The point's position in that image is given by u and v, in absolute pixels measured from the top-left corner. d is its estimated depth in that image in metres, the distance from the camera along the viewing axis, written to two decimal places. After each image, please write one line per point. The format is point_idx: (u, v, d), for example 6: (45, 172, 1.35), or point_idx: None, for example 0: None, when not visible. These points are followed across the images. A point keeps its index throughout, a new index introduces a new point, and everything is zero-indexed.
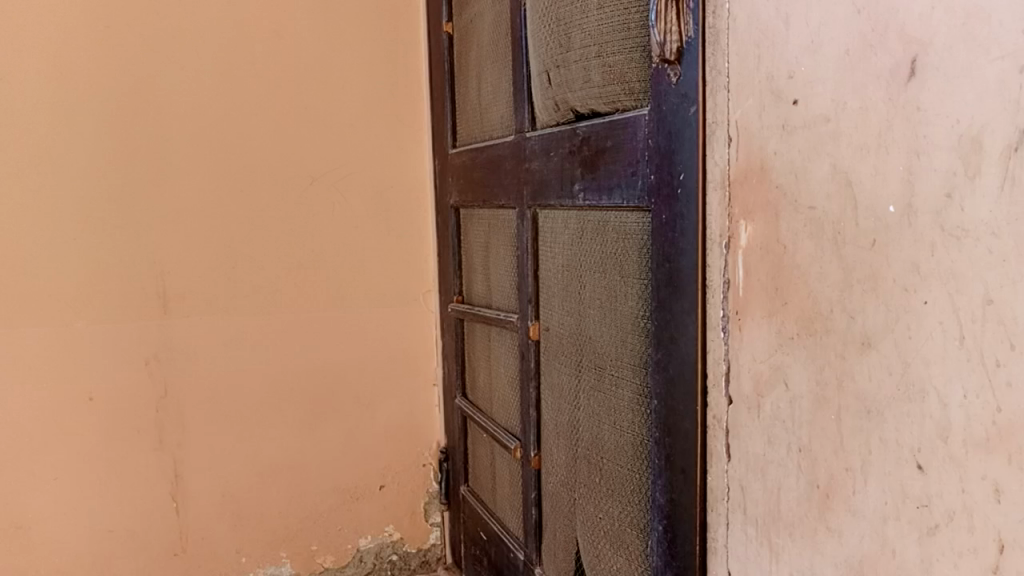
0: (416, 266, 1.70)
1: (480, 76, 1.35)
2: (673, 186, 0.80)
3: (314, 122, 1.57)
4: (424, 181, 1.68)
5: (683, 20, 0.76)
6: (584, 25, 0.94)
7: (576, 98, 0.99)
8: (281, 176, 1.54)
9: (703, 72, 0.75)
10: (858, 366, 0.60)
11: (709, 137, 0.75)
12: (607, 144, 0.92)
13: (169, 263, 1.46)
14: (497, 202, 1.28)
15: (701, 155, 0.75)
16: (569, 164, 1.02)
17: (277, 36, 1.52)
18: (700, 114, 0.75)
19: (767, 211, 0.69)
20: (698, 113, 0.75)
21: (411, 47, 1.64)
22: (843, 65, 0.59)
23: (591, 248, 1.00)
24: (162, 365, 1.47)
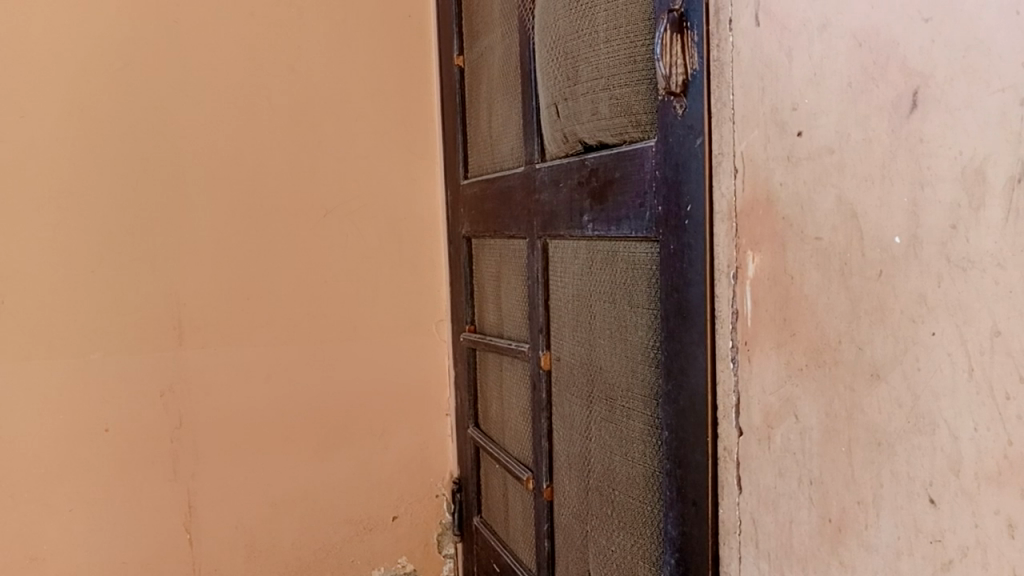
0: (429, 297, 1.70)
1: (492, 108, 1.36)
2: (681, 217, 0.81)
3: (327, 154, 1.59)
4: (436, 212, 1.69)
5: (689, 53, 0.77)
6: (590, 57, 0.95)
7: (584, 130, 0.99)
8: (295, 207, 1.56)
9: (709, 105, 0.75)
10: (867, 397, 0.60)
11: (716, 168, 0.75)
12: (615, 175, 0.93)
13: (185, 294, 1.48)
14: (508, 232, 1.29)
15: (707, 186, 0.76)
16: (578, 196, 1.03)
17: (292, 71, 1.55)
18: (706, 145, 0.76)
19: (774, 242, 0.69)
20: (703, 145, 0.76)
21: (423, 80, 1.66)
22: (844, 98, 0.59)
23: (601, 278, 1.00)
24: (177, 396, 1.48)
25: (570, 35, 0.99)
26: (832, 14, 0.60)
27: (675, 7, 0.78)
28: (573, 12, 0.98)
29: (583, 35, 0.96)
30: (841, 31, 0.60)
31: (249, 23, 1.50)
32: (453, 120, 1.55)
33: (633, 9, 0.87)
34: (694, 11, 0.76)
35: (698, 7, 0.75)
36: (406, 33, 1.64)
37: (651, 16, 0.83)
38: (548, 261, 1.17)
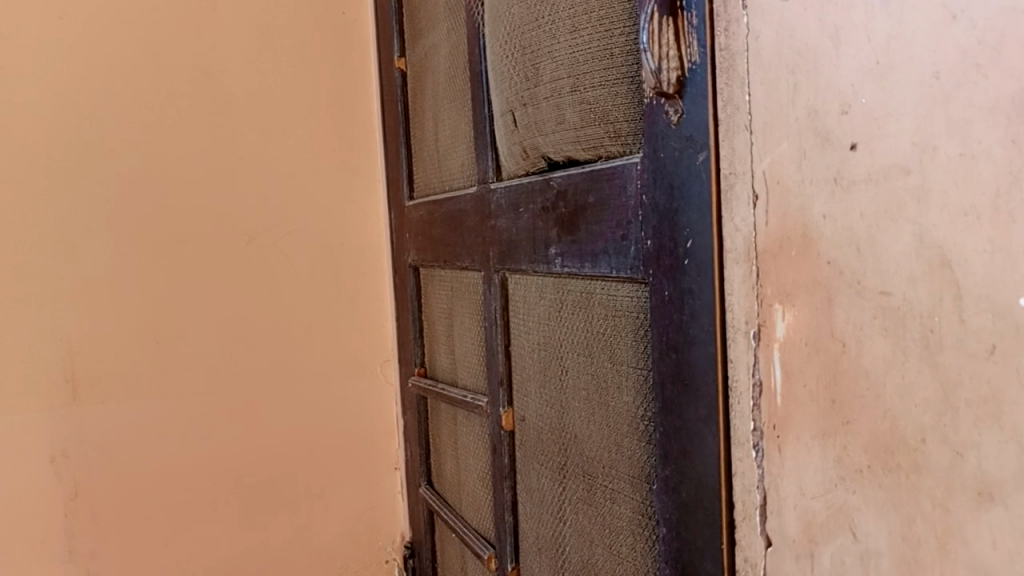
0: (372, 334, 1.49)
1: (437, 119, 1.15)
2: (677, 256, 0.62)
3: (249, 173, 1.37)
4: (379, 237, 1.48)
5: (688, 40, 0.58)
6: (551, 53, 0.76)
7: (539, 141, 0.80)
8: (212, 235, 1.34)
9: (716, 109, 0.57)
10: (970, 526, 0.42)
11: (728, 194, 0.57)
12: (589, 199, 0.74)
13: (79, 340, 1.25)
14: (461, 263, 1.09)
15: (715, 217, 0.57)
16: (543, 224, 0.84)
17: (205, 76, 1.32)
18: (711, 163, 0.57)
19: (814, 296, 0.50)
20: (708, 163, 0.57)
21: (360, 86, 1.45)
22: (931, 97, 0.41)
23: (573, 325, 0.81)
24: (72, 462, 1.25)
25: (525, 25, 0.79)
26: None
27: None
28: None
29: (540, 24, 0.77)
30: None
31: (152, 21, 1.28)
32: (394, 133, 1.34)
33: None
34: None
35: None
36: (340, 34, 1.43)
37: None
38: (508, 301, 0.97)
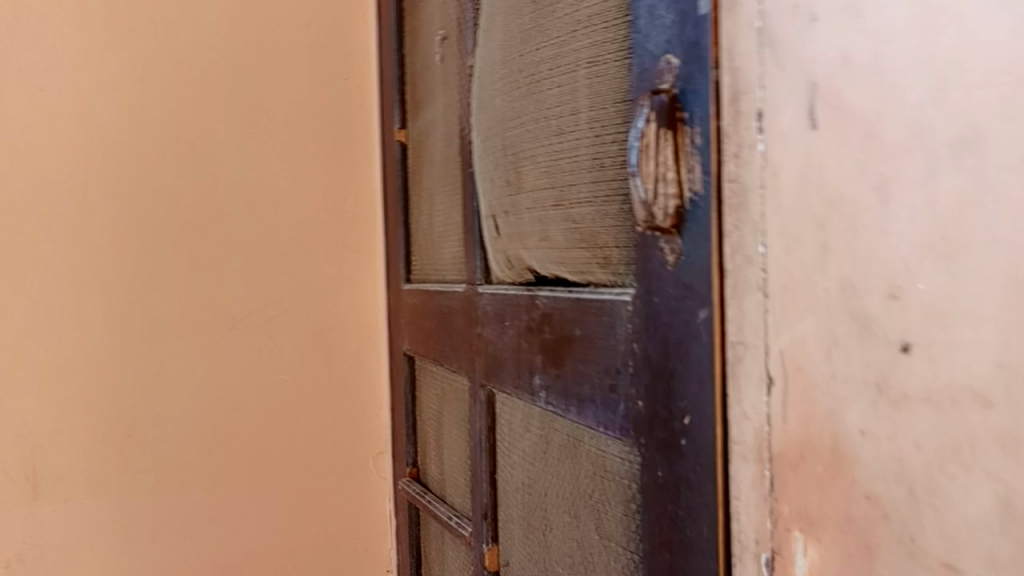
0: (365, 424, 1.33)
1: (434, 202, 1.01)
2: (672, 431, 0.48)
3: (236, 249, 1.24)
4: (377, 317, 1.33)
5: (688, 164, 0.46)
6: (537, 155, 0.64)
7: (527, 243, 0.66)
8: (193, 316, 1.21)
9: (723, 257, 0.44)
10: None
11: (732, 367, 0.43)
12: (575, 331, 0.60)
13: (41, 432, 1.13)
14: (449, 368, 0.94)
15: (716, 396, 0.44)
16: (527, 345, 0.69)
17: (192, 145, 1.21)
18: (714, 326, 0.44)
19: (851, 539, 0.36)
20: (712, 324, 0.44)
21: (362, 156, 1.32)
22: (1018, 298, 0.29)
23: (558, 476, 0.66)
24: (26, 566, 1.12)
25: (511, 120, 0.68)
26: (982, 115, 0.30)
27: (664, 86, 0.48)
28: (516, 88, 0.67)
29: (527, 122, 0.66)
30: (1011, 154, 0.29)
31: (138, 87, 1.17)
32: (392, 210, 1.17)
33: (600, 87, 0.56)
34: (696, 93, 0.45)
35: (703, 91, 0.45)
36: (342, 99, 1.30)
37: (627, 98, 0.53)
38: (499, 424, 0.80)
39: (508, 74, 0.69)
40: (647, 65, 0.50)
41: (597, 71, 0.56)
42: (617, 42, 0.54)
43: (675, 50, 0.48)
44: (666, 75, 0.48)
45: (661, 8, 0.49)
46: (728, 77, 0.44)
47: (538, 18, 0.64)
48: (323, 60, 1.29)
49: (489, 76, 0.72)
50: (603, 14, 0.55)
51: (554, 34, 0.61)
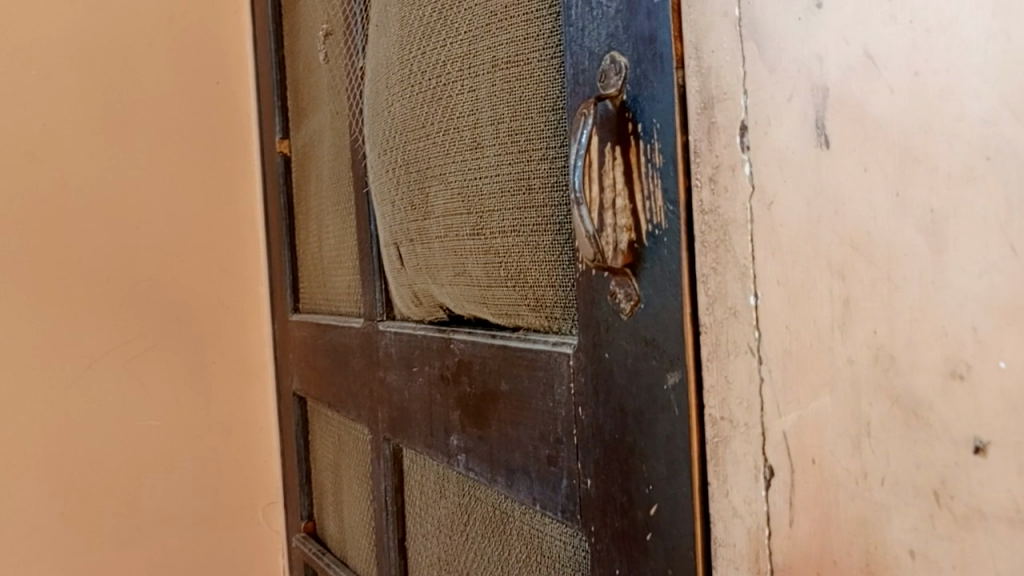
0: (255, 472, 1.13)
1: (325, 224, 0.87)
2: (632, 521, 0.39)
3: (88, 273, 1.02)
4: (264, 347, 1.13)
5: (646, 188, 0.36)
6: (447, 173, 0.54)
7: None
8: (34, 357, 0.99)
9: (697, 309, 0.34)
10: None
11: (714, 448, 0.34)
12: (501, 386, 0.49)
13: None
14: (347, 415, 0.82)
15: (694, 484, 0.35)
16: (441, 398, 0.58)
17: (29, 148, 0.99)
18: (686, 395, 0.35)
19: None
20: (685, 393, 0.35)
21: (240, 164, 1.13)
22: None
23: (483, 555, 0.56)
24: None
25: (414, 131, 0.57)
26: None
27: (609, 91, 0.38)
28: (419, 93, 0.56)
29: (434, 133, 0.55)
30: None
31: None
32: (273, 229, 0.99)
33: (524, 92, 0.46)
34: (653, 100, 0.36)
35: (663, 97, 0.35)
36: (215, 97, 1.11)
37: (561, 106, 0.43)
38: (411, 485, 0.68)
39: (407, 76, 0.57)
40: (585, 65, 0.40)
41: (517, 73, 0.46)
42: (544, 37, 0.43)
43: (622, 47, 0.37)
44: (611, 75, 0.38)
45: None
46: (695, 82, 0.34)
47: (442, 9, 0.53)
48: (190, 46, 1.09)
49: (384, 78, 0.61)
50: (524, 3, 0.45)
51: (463, 28, 0.51)
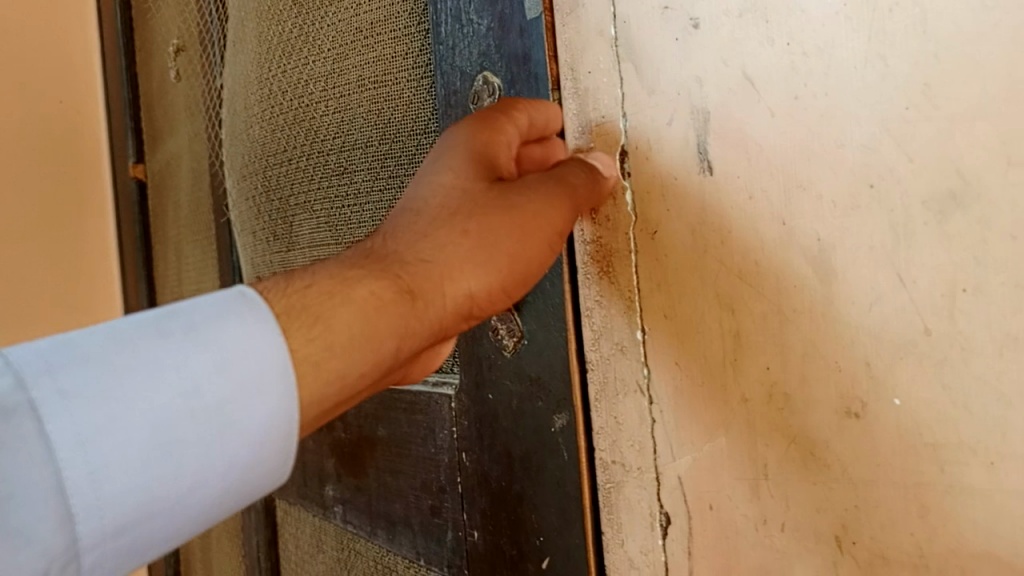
0: None
1: (168, 263, 0.78)
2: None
3: None
4: None
5: None
6: (312, 201, 0.50)
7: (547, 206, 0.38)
8: None
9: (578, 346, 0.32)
10: None
11: (606, 494, 0.32)
12: (379, 431, 0.46)
13: None
14: None
15: (589, 535, 0.32)
16: (314, 445, 0.53)
17: None
18: (574, 437, 0.32)
19: None
20: (574, 438, 0.32)
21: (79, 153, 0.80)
22: None
23: None
24: None
25: (276, 156, 0.53)
26: (978, 164, 0.20)
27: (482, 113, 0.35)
28: (280, 114, 0.52)
29: (297, 158, 0.51)
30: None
31: None
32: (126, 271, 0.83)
33: (392, 113, 0.43)
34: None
35: None
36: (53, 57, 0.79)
37: (432, 130, 0.40)
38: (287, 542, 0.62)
39: (266, 96, 0.53)
40: (457, 85, 0.37)
41: (386, 94, 0.43)
42: (412, 56, 0.41)
43: (495, 66, 0.34)
44: (482, 95, 0.35)
45: (471, 9, 0.35)
46: (570, 105, 0.32)
47: (303, 24, 0.49)
48: None
49: (241, 98, 0.56)
50: (391, 18, 0.42)
51: (326, 45, 0.47)
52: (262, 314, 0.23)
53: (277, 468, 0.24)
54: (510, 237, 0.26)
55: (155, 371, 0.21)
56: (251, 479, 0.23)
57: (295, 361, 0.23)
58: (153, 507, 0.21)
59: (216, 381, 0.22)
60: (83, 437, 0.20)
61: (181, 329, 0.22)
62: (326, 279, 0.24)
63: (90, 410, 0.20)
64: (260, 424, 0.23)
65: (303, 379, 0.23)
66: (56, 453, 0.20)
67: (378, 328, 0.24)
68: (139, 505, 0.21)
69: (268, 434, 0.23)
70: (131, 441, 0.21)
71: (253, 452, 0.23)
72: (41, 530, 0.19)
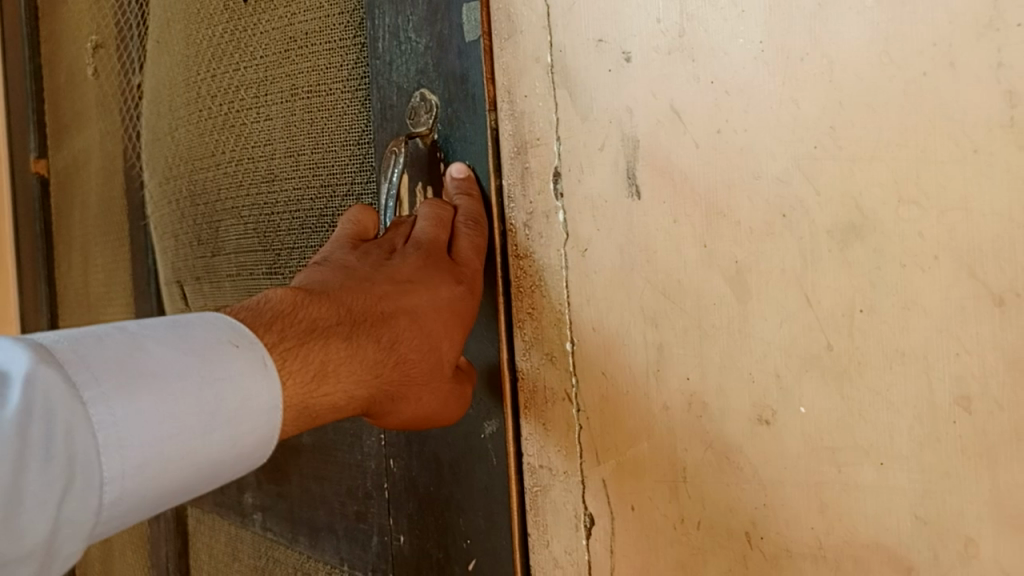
0: None
1: (73, 264, 0.74)
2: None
3: None
4: None
5: None
6: (239, 207, 0.49)
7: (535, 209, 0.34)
8: None
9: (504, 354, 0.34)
10: None
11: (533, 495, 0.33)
12: (305, 438, 0.46)
13: None
14: None
15: (518, 536, 0.34)
16: None
17: None
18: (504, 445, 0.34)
19: None
20: (504, 443, 0.34)
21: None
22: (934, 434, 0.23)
23: None
24: None
25: (202, 160, 0.52)
26: (875, 200, 0.23)
27: (420, 129, 0.36)
28: (208, 119, 0.51)
29: (224, 164, 0.50)
30: (918, 251, 0.23)
31: None
32: (25, 270, 0.79)
33: (325, 123, 0.44)
34: (466, 142, 0.34)
35: (474, 136, 0.34)
36: None
37: (366, 142, 0.41)
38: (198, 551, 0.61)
39: (193, 99, 0.52)
40: (393, 99, 0.37)
41: (320, 104, 0.43)
42: (347, 68, 0.41)
43: (433, 84, 0.35)
44: (417, 109, 0.36)
45: (409, 27, 0.36)
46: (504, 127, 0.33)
47: (233, 29, 0.49)
48: None
49: (164, 99, 0.55)
50: (327, 30, 0.43)
51: (257, 52, 0.47)
52: (270, 359, 0.25)
53: (261, 459, 0.25)
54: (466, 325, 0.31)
55: (175, 371, 0.23)
56: (234, 476, 0.25)
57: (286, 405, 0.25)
58: (168, 489, 0.23)
59: (228, 380, 0.24)
60: (121, 434, 0.21)
61: (195, 346, 0.23)
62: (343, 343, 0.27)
63: (127, 401, 0.21)
64: (259, 417, 0.24)
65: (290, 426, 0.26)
66: (100, 443, 0.21)
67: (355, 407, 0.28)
68: (151, 498, 0.22)
69: (261, 427, 0.25)
70: (159, 432, 0.22)
71: (245, 453, 0.25)
72: (83, 512, 0.20)
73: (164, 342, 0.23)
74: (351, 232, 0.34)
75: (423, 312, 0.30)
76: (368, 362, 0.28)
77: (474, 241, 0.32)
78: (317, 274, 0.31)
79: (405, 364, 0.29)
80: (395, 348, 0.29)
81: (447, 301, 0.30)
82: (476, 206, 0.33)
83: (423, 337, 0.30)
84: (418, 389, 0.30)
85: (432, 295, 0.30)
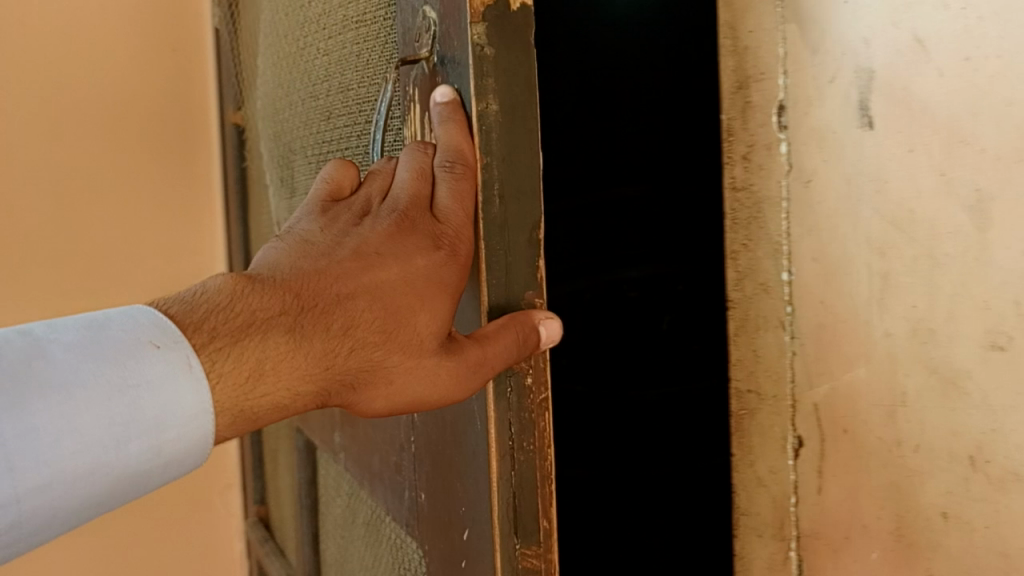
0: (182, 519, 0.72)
1: None
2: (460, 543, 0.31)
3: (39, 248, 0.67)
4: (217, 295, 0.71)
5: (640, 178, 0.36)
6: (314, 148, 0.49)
7: (521, 141, 0.28)
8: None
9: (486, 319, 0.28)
10: None
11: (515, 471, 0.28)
12: None
13: None
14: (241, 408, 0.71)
15: (496, 520, 0.28)
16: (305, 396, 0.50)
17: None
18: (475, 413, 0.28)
19: None
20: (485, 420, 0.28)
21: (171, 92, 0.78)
22: None
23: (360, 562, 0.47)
24: None
25: (292, 100, 0.52)
26: None
27: (421, 52, 0.30)
28: (294, 56, 0.51)
29: (307, 101, 0.50)
30: None
31: None
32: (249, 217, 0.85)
33: (371, 53, 0.39)
34: (456, 61, 0.28)
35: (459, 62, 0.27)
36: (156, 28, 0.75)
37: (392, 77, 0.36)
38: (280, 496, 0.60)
39: (286, 36, 0.52)
40: (409, 19, 0.31)
41: (361, 32, 0.40)
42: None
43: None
44: (423, 33, 0.30)
45: None
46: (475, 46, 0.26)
47: None
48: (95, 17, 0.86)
49: (270, 37, 0.56)
50: None
51: None
52: (198, 360, 0.23)
53: (200, 460, 0.24)
54: (445, 306, 0.27)
55: (78, 378, 0.21)
56: (182, 470, 0.24)
57: (215, 406, 0.24)
58: (85, 497, 0.22)
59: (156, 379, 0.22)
60: (13, 447, 0.20)
61: (103, 346, 0.22)
62: (280, 334, 0.24)
63: (19, 417, 0.20)
64: (190, 421, 0.23)
65: (217, 430, 0.24)
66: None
67: (298, 407, 0.25)
68: (73, 508, 0.22)
69: (186, 432, 0.23)
70: (63, 442, 0.21)
71: (179, 452, 0.23)
72: None
73: (75, 345, 0.22)
74: (328, 195, 0.29)
75: (386, 283, 0.26)
76: (315, 354, 0.25)
77: (454, 190, 0.27)
78: (273, 251, 0.27)
79: (368, 349, 0.26)
80: (350, 329, 0.25)
81: (413, 272, 0.26)
82: (455, 147, 0.27)
83: (387, 318, 0.26)
84: (398, 372, 0.26)
85: (402, 267, 0.26)
